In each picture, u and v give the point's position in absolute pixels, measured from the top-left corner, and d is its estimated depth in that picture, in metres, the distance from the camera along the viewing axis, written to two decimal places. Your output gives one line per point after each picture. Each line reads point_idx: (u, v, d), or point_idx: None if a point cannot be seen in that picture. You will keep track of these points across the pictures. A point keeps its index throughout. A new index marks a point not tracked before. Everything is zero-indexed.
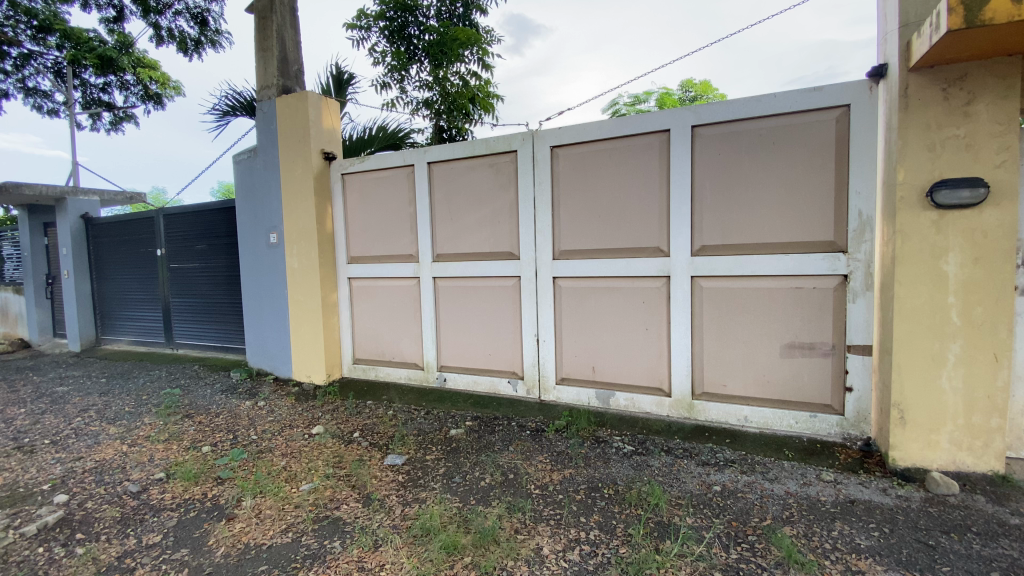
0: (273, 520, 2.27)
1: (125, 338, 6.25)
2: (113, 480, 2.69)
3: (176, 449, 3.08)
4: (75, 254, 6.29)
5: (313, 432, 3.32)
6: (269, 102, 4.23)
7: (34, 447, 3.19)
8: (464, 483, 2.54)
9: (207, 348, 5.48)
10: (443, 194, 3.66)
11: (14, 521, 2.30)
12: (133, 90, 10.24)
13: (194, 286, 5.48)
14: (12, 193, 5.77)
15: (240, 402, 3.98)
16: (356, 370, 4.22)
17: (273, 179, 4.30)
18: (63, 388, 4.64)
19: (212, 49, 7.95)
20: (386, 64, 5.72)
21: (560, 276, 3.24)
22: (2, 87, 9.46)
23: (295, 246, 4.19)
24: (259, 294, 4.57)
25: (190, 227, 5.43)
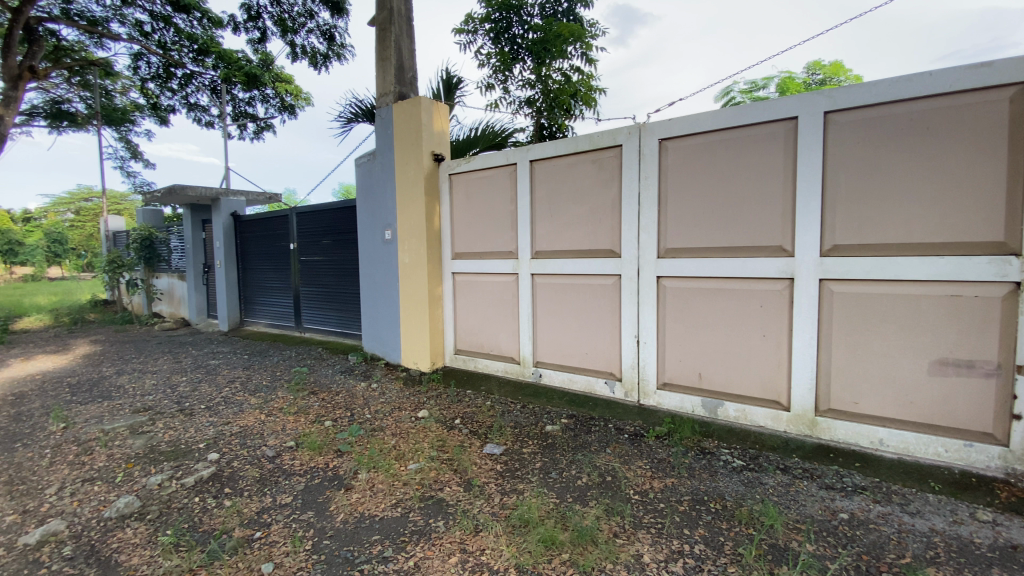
0: (385, 494, 2.44)
1: (263, 321, 7.12)
2: (253, 444, 3.07)
3: (303, 421, 3.44)
4: (226, 247, 7.27)
5: (419, 415, 3.52)
6: (387, 108, 4.54)
7: (193, 411, 3.74)
8: (561, 480, 2.54)
9: (328, 333, 6.06)
10: (545, 191, 3.67)
11: (178, 473, 2.71)
12: (272, 102, 11.62)
13: (319, 277, 6.07)
14: (180, 194, 6.81)
15: (356, 382, 4.35)
16: (456, 360, 4.40)
17: (388, 179, 4.62)
18: (215, 361, 5.40)
19: (337, 62, 8.73)
20: (491, 65, 5.88)
21: (665, 276, 3.11)
22: (172, 103, 11.25)
23: (406, 243, 4.47)
24: (373, 287, 4.96)
25: (316, 224, 6.03)
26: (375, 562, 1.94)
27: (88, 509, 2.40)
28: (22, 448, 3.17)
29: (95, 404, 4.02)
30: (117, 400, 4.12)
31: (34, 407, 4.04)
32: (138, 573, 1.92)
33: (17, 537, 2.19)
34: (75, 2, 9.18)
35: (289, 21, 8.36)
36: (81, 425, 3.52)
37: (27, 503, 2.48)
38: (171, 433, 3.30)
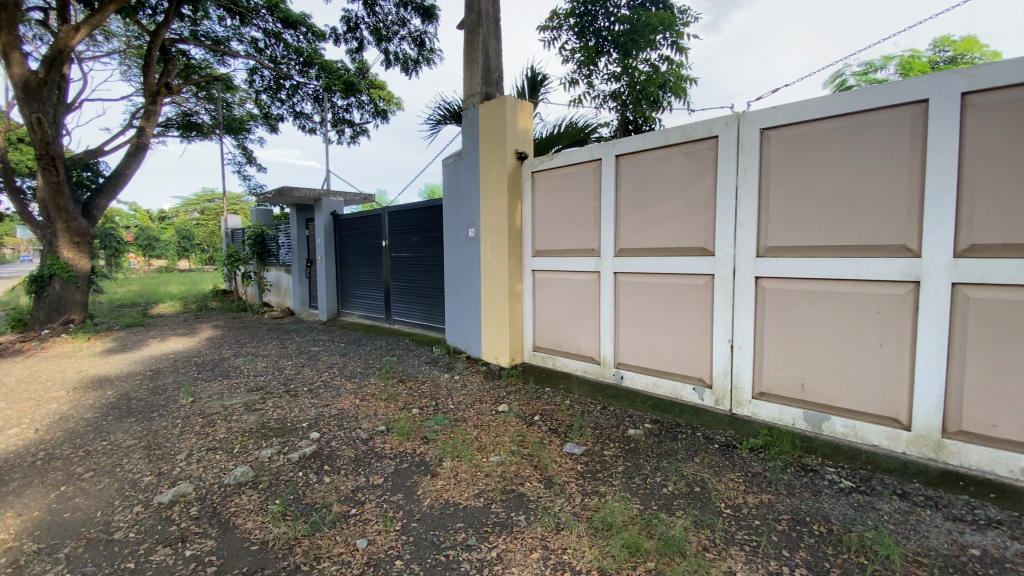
0: (468, 483, 2.51)
1: (356, 312, 7.62)
2: (349, 426, 3.29)
3: (392, 407, 3.63)
4: (326, 243, 7.87)
5: (499, 409, 3.58)
6: (473, 110, 4.66)
7: (297, 393, 4.09)
8: (645, 486, 2.46)
9: (414, 325, 6.35)
10: (631, 188, 3.57)
11: (285, 448, 2.98)
12: (367, 108, 12.36)
13: (407, 272, 6.38)
14: (288, 195, 7.47)
15: (440, 373, 4.53)
16: (535, 357, 4.42)
17: (473, 178, 4.73)
18: (315, 348, 5.87)
19: (426, 66, 9.08)
20: (575, 61, 5.83)
21: (764, 277, 2.90)
22: (282, 112, 12.35)
23: (489, 240, 4.56)
24: (457, 283, 5.11)
25: (406, 222, 6.33)
26: (460, 549, 2.00)
27: (211, 475, 2.70)
28: (159, 417, 3.65)
29: (216, 382, 4.53)
30: (234, 379, 4.61)
31: (169, 382, 4.63)
32: (252, 536, 2.13)
33: (156, 495, 2.52)
34: (203, 25, 10.35)
35: (384, 30, 8.83)
36: (205, 400, 3.99)
37: (164, 465, 2.85)
38: (279, 412, 3.63)
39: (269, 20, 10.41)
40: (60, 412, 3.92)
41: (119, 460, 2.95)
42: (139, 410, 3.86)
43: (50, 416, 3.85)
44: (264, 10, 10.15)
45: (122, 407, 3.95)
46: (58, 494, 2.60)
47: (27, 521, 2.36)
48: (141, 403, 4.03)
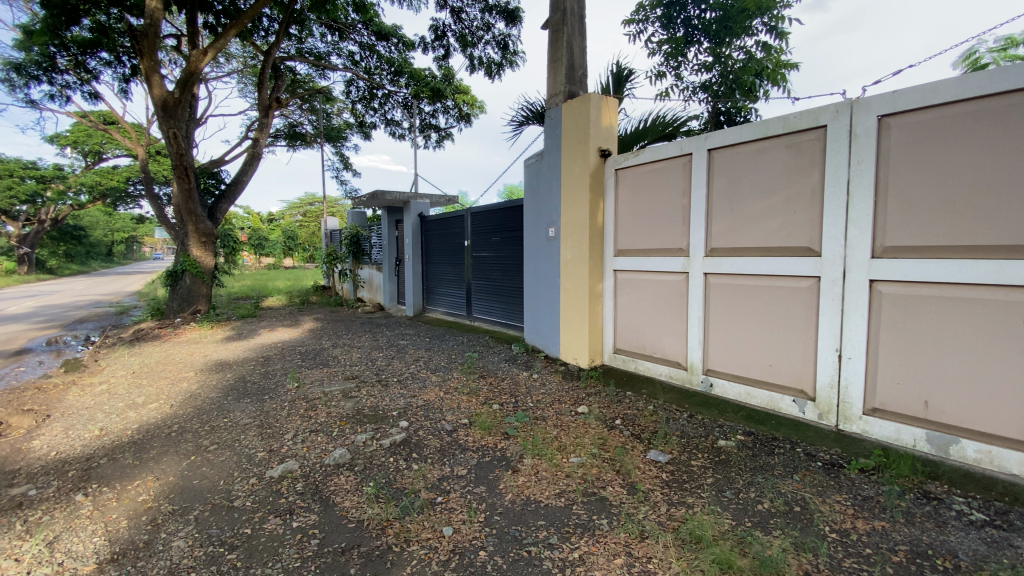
0: (549, 482, 2.51)
1: (440, 309, 7.92)
2: (434, 417, 3.43)
3: (474, 402, 3.72)
4: (413, 243, 8.27)
5: (579, 410, 3.54)
6: (556, 109, 4.66)
7: (386, 383, 4.34)
8: (737, 501, 2.32)
9: (495, 323, 6.47)
10: (724, 184, 3.38)
11: (377, 434, 3.17)
12: (451, 112, 12.76)
13: (488, 271, 6.52)
14: (380, 198, 7.94)
15: (519, 371, 4.57)
16: (616, 360, 4.32)
17: (555, 178, 4.73)
18: (403, 341, 6.19)
19: (510, 69, 9.22)
20: (662, 53, 5.63)
21: (879, 280, 2.61)
22: (375, 120, 13.14)
23: (570, 240, 4.53)
24: (537, 283, 5.14)
25: (488, 222, 6.46)
26: (542, 546, 2.01)
27: (313, 455, 2.94)
28: (270, 400, 4.04)
29: (318, 369, 4.93)
30: (332, 368, 4.98)
31: (278, 368, 5.11)
32: (349, 514, 2.29)
33: (267, 469, 2.79)
34: (307, 42, 11.27)
35: (469, 36, 9.09)
36: (309, 385, 4.36)
37: (274, 443, 3.15)
38: (372, 400, 3.87)
39: (365, 33, 11.13)
40: (190, 391, 4.48)
41: (237, 436, 3.31)
42: (253, 392, 4.31)
43: (183, 394, 4.41)
44: (360, 24, 10.86)
45: (239, 389, 4.43)
46: (190, 463, 2.96)
47: (166, 484, 2.72)
48: (255, 386, 4.49)
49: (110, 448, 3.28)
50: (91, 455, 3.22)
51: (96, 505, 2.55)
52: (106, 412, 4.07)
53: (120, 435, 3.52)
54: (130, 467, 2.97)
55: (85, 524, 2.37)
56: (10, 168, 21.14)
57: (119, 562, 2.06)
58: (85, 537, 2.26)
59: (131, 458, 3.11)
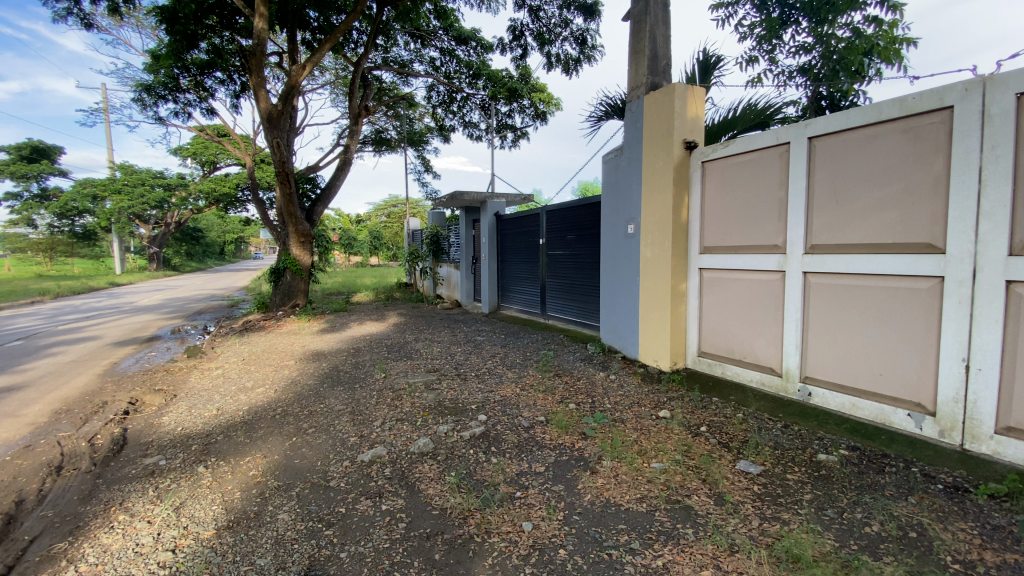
0: (629, 485, 2.45)
1: (515, 306, 8.00)
2: (512, 413, 3.48)
3: (550, 400, 3.72)
4: (489, 242, 8.43)
5: (660, 414, 3.42)
6: (638, 102, 4.53)
7: (465, 377, 4.46)
8: (840, 521, 2.12)
9: (570, 322, 6.43)
10: (827, 175, 3.10)
11: (458, 426, 3.27)
12: (527, 111, 12.72)
13: (564, 269, 6.48)
14: (459, 198, 8.18)
15: (596, 371, 4.49)
16: (701, 363, 4.12)
17: (636, 173, 4.59)
18: (480, 337, 6.33)
19: (588, 64, 9.09)
20: (754, 37, 5.27)
21: (1018, 281, 2.28)
22: (454, 123, 13.55)
23: (651, 237, 4.39)
24: (615, 282, 5.02)
25: (564, 221, 6.42)
26: (623, 551, 1.97)
27: (400, 442, 3.09)
28: (360, 388, 4.32)
29: (402, 362, 5.18)
30: (415, 361, 5.21)
31: (366, 359, 5.44)
32: (433, 501, 2.38)
33: (359, 453, 2.98)
34: (393, 52, 11.84)
35: (547, 33, 9.08)
36: (394, 376, 4.60)
37: (364, 429, 3.35)
38: (451, 392, 4.00)
39: (446, 38, 11.50)
40: (291, 377, 4.90)
41: (332, 421, 3.57)
42: (345, 380, 4.62)
43: (284, 380, 4.83)
44: (441, 31, 11.25)
45: (333, 377, 4.78)
46: (291, 443, 3.24)
47: (271, 461, 2.99)
48: (346, 375, 4.82)
49: (225, 426, 3.67)
50: (210, 431, 3.63)
51: (214, 476, 2.86)
52: (221, 394, 4.57)
53: (234, 415, 3.93)
54: (242, 444, 3.31)
55: (206, 492, 2.67)
56: (144, 178, 24.32)
57: (234, 529, 2.30)
58: (206, 504, 2.54)
59: (242, 436, 3.46)
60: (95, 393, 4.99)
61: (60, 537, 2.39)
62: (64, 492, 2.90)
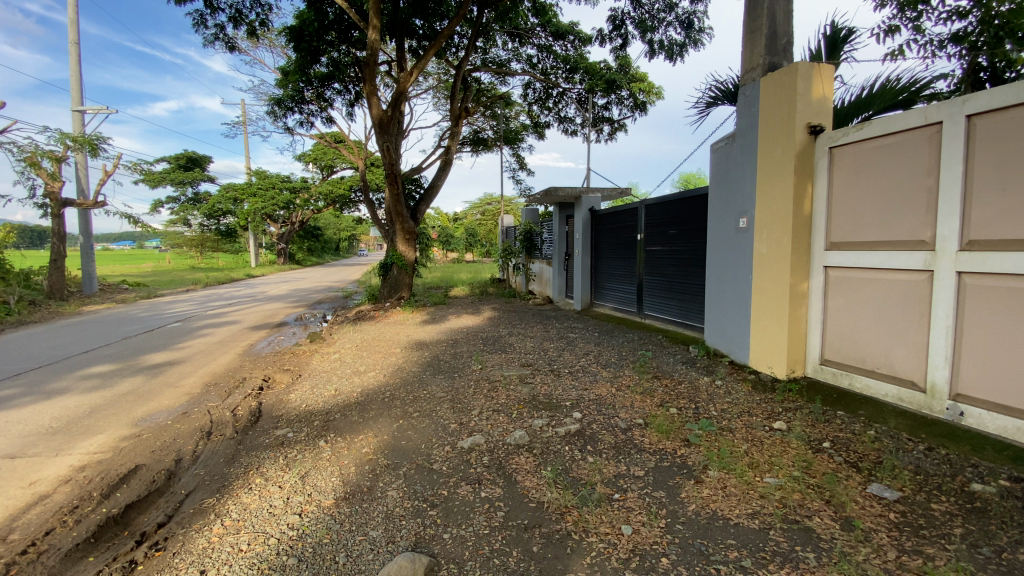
0: (739, 499, 2.28)
1: (609, 304, 7.81)
2: (608, 412, 3.40)
3: (649, 402, 3.58)
4: (583, 237, 8.33)
5: (774, 426, 3.14)
6: (753, 85, 4.19)
7: (559, 373, 4.45)
8: (999, 562, 1.81)
9: (669, 322, 6.13)
10: (990, 159, 2.64)
11: (553, 422, 3.27)
12: (626, 102, 12.21)
13: (663, 267, 6.21)
14: (554, 194, 8.18)
15: (699, 375, 4.23)
16: (823, 372, 3.72)
17: (750, 162, 4.25)
18: (573, 335, 6.26)
19: (694, 48, 8.59)
20: (895, 3, 4.61)
21: None
22: (550, 119, 13.54)
23: (765, 232, 4.04)
24: (723, 281, 4.70)
25: (665, 215, 6.15)
26: (732, 567, 1.84)
27: (497, 432, 3.16)
28: (458, 378, 4.50)
29: (498, 355, 5.31)
30: (510, 354, 5.31)
31: (464, 350, 5.65)
32: (531, 494, 2.40)
33: (459, 440, 3.10)
34: (491, 53, 12.10)
35: (650, 20, 8.72)
36: (490, 368, 4.74)
37: (463, 417, 3.48)
38: (546, 387, 4.02)
39: (544, 35, 11.52)
40: (396, 364, 5.24)
41: (434, 407, 3.75)
42: (445, 369, 4.84)
43: (391, 366, 5.19)
44: (539, 28, 11.30)
45: (434, 366, 5.04)
46: (398, 425, 3.46)
47: (381, 441, 3.22)
48: (446, 364, 5.05)
49: (340, 406, 4.02)
50: (329, 409, 4.01)
51: (333, 450, 3.14)
52: (338, 376, 5.02)
53: (349, 396, 4.30)
54: (355, 423, 3.60)
55: (326, 465, 2.94)
56: (275, 182, 27.48)
57: (350, 501, 2.50)
58: (326, 475, 2.80)
59: (356, 415, 3.76)
60: (237, 370, 5.75)
61: (210, 493, 2.77)
62: (213, 455, 3.36)
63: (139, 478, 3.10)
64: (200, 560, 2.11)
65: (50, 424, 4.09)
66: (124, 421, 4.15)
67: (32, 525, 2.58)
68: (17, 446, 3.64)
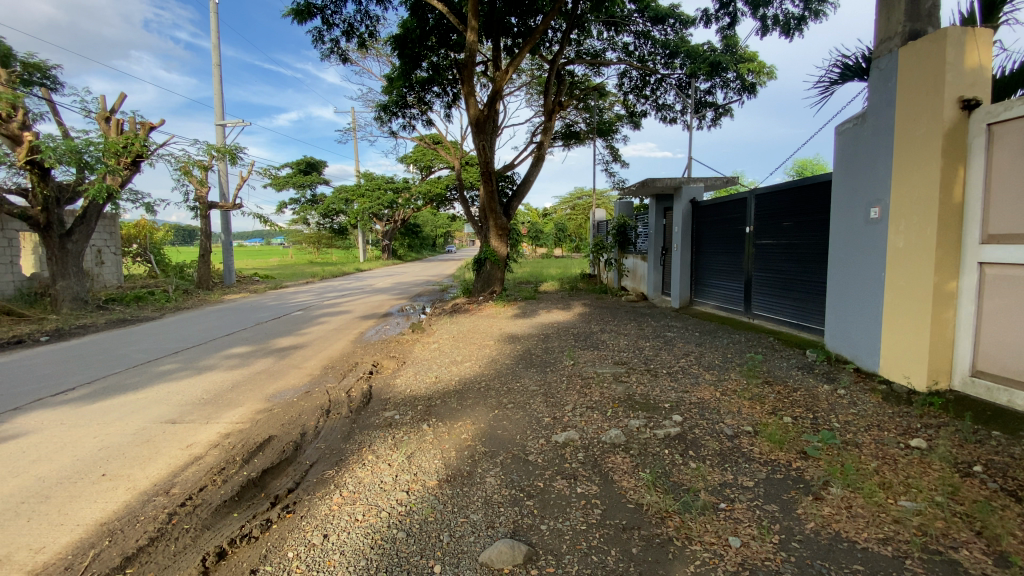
0: (868, 522, 2.04)
1: (712, 302, 7.35)
2: (712, 417, 3.22)
3: (759, 410, 3.33)
4: (683, 230, 7.93)
5: (912, 443, 2.76)
6: (889, 57, 3.69)
7: (656, 373, 4.30)
8: None
9: (782, 322, 5.64)
10: None
11: (651, 423, 3.16)
12: (732, 85, 11.35)
13: (776, 262, 5.73)
14: (651, 186, 7.86)
15: (817, 383, 3.84)
16: (974, 386, 3.20)
17: (885, 144, 3.76)
18: (671, 333, 6.00)
19: (814, 21, 7.76)
20: None
21: None
22: (647, 107, 13.02)
23: (903, 223, 3.56)
24: (849, 280, 4.21)
25: (779, 205, 5.65)
26: None
27: (591, 430, 3.14)
28: (551, 372, 4.53)
29: (591, 351, 5.26)
30: (603, 351, 5.23)
31: (557, 345, 5.67)
32: (629, 495, 2.36)
33: (554, 434, 3.12)
34: (586, 44, 11.91)
35: None
36: (584, 364, 4.71)
37: (557, 412, 3.50)
38: (643, 387, 3.90)
39: (641, 21, 11.10)
40: (491, 356, 5.40)
41: (527, 399, 3.82)
42: (537, 363, 4.90)
43: (486, 357, 5.36)
44: (636, 14, 10.91)
45: (527, 359, 5.12)
46: (494, 415, 3.57)
47: (479, 428, 3.34)
48: (539, 358, 5.10)
49: (441, 393, 4.24)
50: (431, 395, 4.24)
51: (435, 434, 3.32)
52: (438, 364, 5.30)
53: (448, 383, 4.52)
54: (454, 410, 3.78)
55: (430, 447, 3.12)
56: (380, 183, 29.58)
57: (452, 483, 2.63)
58: (429, 457, 2.97)
59: (455, 402, 3.95)
60: (350, 355, 6.30)
61: (330, 465, 3.07)
62: (331, 430, 3.72)
63: (272, 447, 3.53)
64: (323, 525, 2.35)
65: (203, 395, 4.79)
66: (260, 396, 4.74)
67: (189, 482, 3.04)
68: (177, 413, 4.31)
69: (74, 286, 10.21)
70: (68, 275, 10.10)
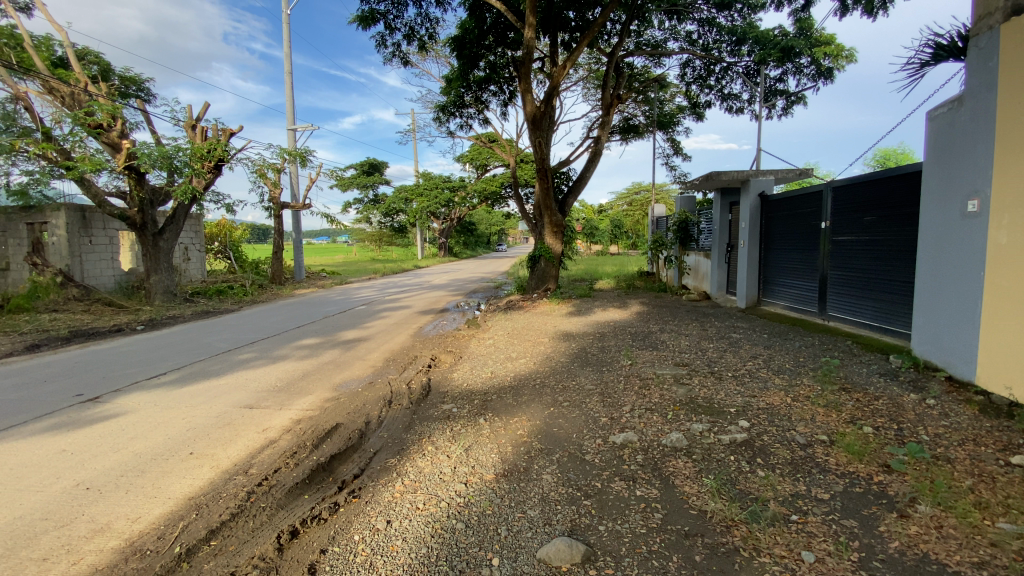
0: (962, 545, 1.86)
1: (783, 302, 6.95)
2: (782, 424, 3.04)
3: (835, 418, 3.11)
4: (750, 226, 7.54)
5: (1016, 461, 2.48)
6: (989, 34, 3.33)
7: (720, 376, 4.12)
8: None
9: (862, 325, 5.23)
10: None
11: (715, 428, 3.04)
12: (806, 70, 10.64)
13: (855, 260, 5.32)
14: (715, 180, 7.53)
15: (903, 391, 3.53)
16: None
17: (984, 130, 3.39)
18: (737, 335, 5.73)
19: None
20: None
21: None
22: (711, 97, 12.47)
23: (1006, 217, 3.20)
24: (940, 279, 3.84)
25: (860, 198, 5.24)
26: None
27: (651, 432, 3.06)
28: (607, 371, 4.46)
29: (650, 351, 5.13)
30: (662, 351, 5.08)
31: (613, 344, 5.57)
32: (691, 500, 2.28)
33: (611, 434, 3.07)
34: (646, 34, 11.56)
35: None
36: (642, 364, 4.60)
37: (614, 412, 3.45)
38: (705, 390, 3.75)
39: (706, 8, 10.63)
40: (546, 353, 5.39)
41: (584, 398, 3.78)
42: (593, 362, 4.84)
43: (541, 354, 5.36)
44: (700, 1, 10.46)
45: (583, 357, 5.07)
46: (549, 412, 3.57)
47: (534, 425, 3.36)
48: (595, 357, 5.04)
49: (496, 388, 4.29)
50: (487, 390, 4.31)
51: (492, 429, 3.37)
52: (493, 360, 5.37)
53: (504, 379, 4.57)
54: (510, 406, 3.81)
55: (487, 441, 3.17)
56: (438, 183, 30.33)
57: (508, 478, 2.66)
58: (487, 451, 3.02)
59: (510, 398, 3.98)
60: (409, 349, 6.51)
61: (392, 454, 3.20)
62: (393, 420, 3.87)
63: (339, 434, 3.72)
64: (386, 511, 2.45)
65: (276, 383, 5.13)
66: (327, 385, 5.00)
67: (265, 463, 3.26)
68: (254, 399, 4.63)
69: (166, 279, 11.23)
70: (160, 270, 11.12)
